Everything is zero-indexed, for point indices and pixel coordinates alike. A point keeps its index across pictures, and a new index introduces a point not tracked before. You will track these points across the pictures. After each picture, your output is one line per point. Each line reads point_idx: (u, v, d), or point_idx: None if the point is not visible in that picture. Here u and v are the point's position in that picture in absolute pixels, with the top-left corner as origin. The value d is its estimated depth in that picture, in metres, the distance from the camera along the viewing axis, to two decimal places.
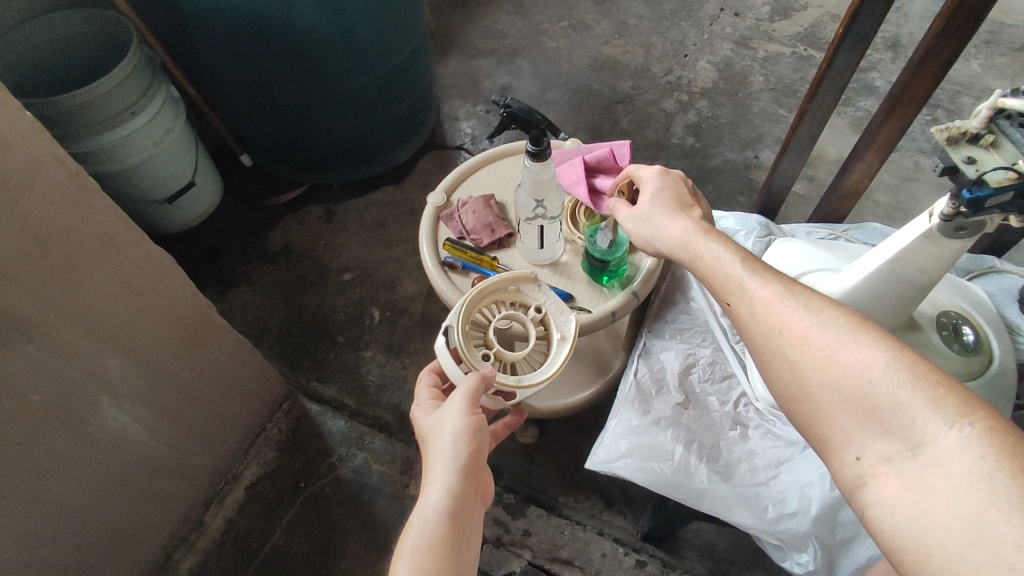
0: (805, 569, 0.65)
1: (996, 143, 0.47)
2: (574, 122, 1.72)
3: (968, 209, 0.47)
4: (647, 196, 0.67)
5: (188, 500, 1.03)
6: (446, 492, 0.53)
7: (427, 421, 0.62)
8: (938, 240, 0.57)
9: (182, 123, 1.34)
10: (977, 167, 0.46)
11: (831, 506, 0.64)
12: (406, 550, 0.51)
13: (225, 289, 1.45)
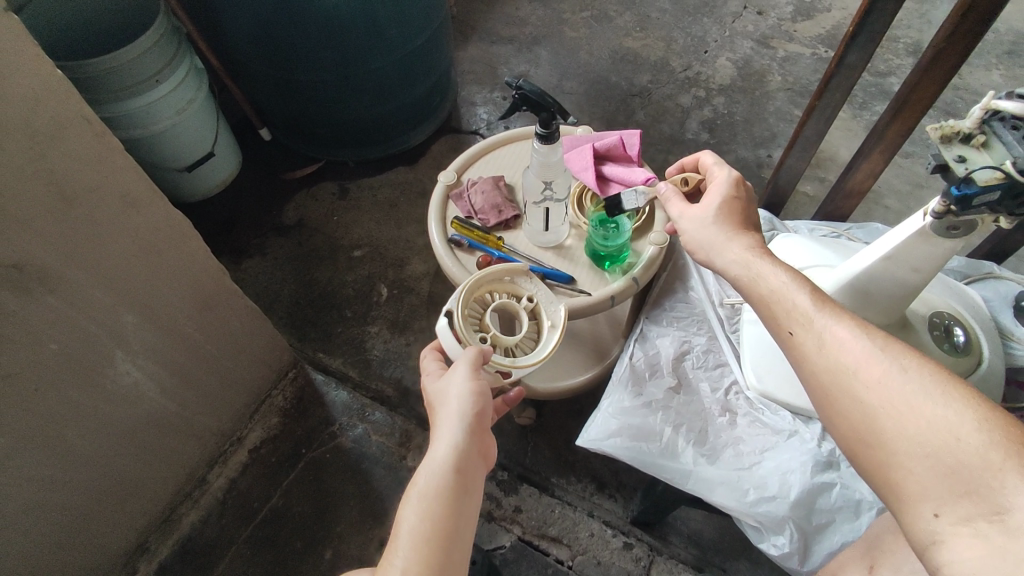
0: (780, 551, 0.66)
1: (987, 145, 0.48)
2: (589, 112, 1.73)
3: (956, 205, 0.49)
4: (717, 199, 0.68)
5: (194, 457, 1.07)
6: (453, 446, 0.56)
7: (435, 384, 0.64)
8: (931, 238, 0.58)
9: (205, 94, 1.37)
10: (966, 166, 0.47)
11: (809, 492, 0.66)
12: (414, 495, 0.54)
13: (239, 259, 1.48)
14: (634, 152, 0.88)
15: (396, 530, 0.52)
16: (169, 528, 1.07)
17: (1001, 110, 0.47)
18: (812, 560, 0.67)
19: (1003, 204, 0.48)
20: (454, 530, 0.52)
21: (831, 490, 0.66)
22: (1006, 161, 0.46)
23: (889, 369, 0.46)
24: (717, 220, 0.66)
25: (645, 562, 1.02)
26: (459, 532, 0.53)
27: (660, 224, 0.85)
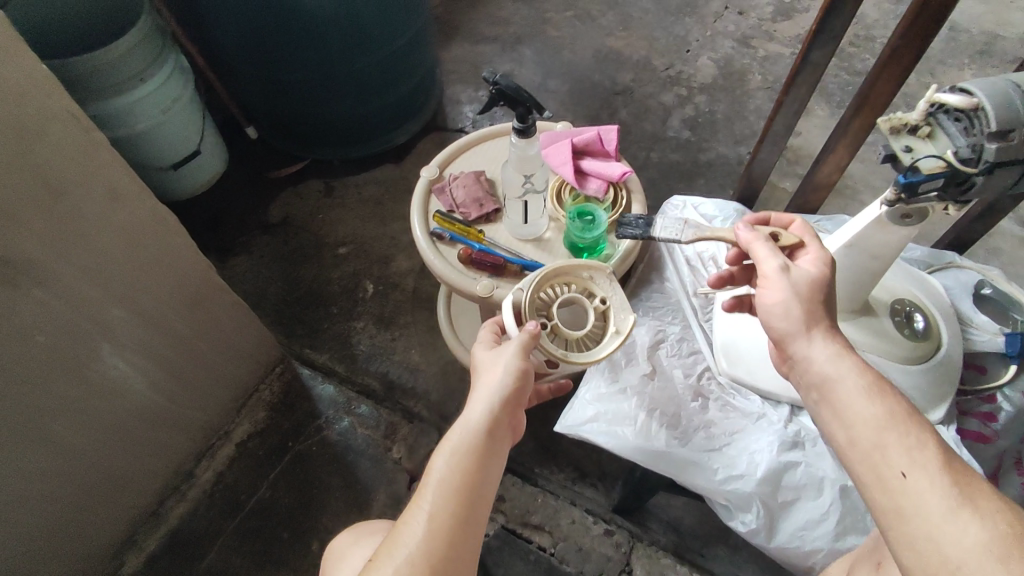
0: (748, 528, 0.69)
1: (932, 135, 0.51)
2: (573, 111, 1.76)
3: (902, 193, 0.52)
4: (818, 273, 0.60)
5: (182, 451, 1.08)
6: (486, 412, 0.58)
7: (480, 352, 0.65)
8: (886, 226, 0.62)
9: (191, 93, 1.38)
10: (912, 156, 0.50)
11: (775, 471, 0.69)
12: (444, 450, 0.57)
13: (226, 256, 1.49)
14: (611, 148, 0.91)
15: (426, 478, 0.56)
16: (156, 521, 1.08)
17: (945, 103, 0.50)
18: (778, 538, 0.69)
19: (946, 192, 0.51)
20: (478, 487, 0.56)
21: (796, 469, 0.69)
22: (947, 152, 0.49)
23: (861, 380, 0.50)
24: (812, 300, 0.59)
25: (625, 548, 1.05)
26: (481, 490, 0.56)
27: None
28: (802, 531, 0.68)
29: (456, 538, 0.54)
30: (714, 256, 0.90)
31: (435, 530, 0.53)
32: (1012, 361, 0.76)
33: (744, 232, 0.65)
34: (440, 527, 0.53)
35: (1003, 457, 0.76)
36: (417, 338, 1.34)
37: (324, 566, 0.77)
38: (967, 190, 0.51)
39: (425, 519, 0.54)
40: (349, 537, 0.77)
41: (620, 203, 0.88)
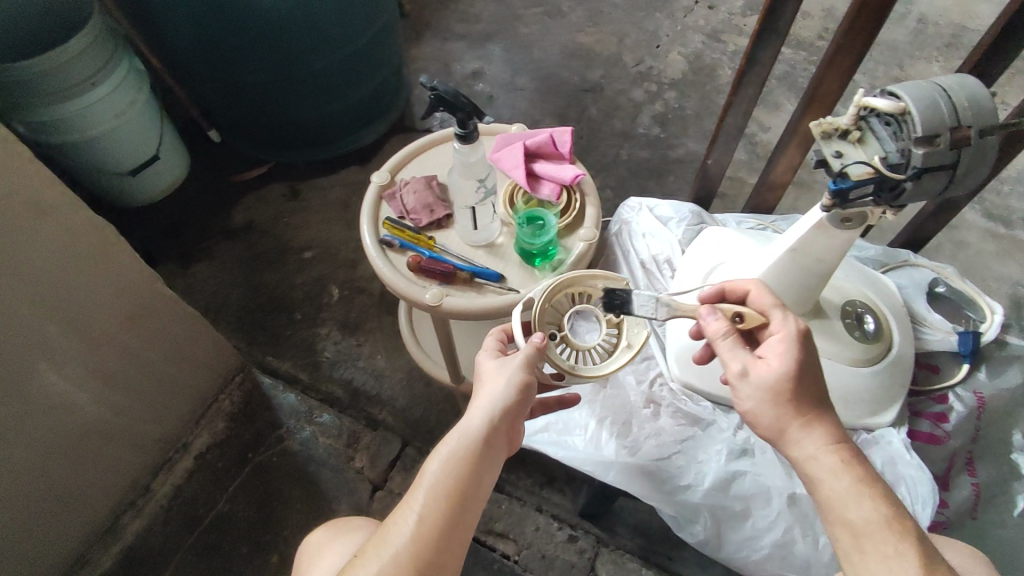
0: (695, 537, 0.72)
1: (862, 139, 0.55)
2: (542, 109, 1.74)
3: (833, 198, 0.56)
4: (791, 363, 0.53)
5: (136, 466, 1.06)
6: (487, 419, 0.59)
7: (487, 360, 0.65)
8: (827, 230, 0.63)
9: (148, 96, 1.34)
10: (841, 162, 0.54)
11: (720, 481, 0.70)
12: (442, 452, 0.58)
13: (186, 264, 1.46)
14: (565, 150, 0.90)
15: (422, 477, 0.57)
16: (110, 539, 1.05)
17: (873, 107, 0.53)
18: (726, 546, 0.71)
19: (877, 195, 0.55)
20: (469, 494, 0.56)
21: (744, 478, 0.70)
22: (874, 157, 0.53)
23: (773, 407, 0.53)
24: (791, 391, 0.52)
25: (590, 554, 1.04)
26: (474, 496, 0.57)
27: (589, 221, 0.86)
28: (747, 540, 0.70)
29: (444, 537, 0.55)
30: (669, 260, 0.94)
31: (424, 528, 0.54)
32: (964, 360, 0.82)
33: (706, 321, 0.57)
34: (429, 528, 0.55)
35: (954, 457, 0.81)
36: (383, 344, 1.32)
37: (297, 560, 0.74)
38: (899, 195, 0.54)
39: (416, 516, 0.55)
40: (325, 530, 0.75)
41: (572, 207, 0.87)
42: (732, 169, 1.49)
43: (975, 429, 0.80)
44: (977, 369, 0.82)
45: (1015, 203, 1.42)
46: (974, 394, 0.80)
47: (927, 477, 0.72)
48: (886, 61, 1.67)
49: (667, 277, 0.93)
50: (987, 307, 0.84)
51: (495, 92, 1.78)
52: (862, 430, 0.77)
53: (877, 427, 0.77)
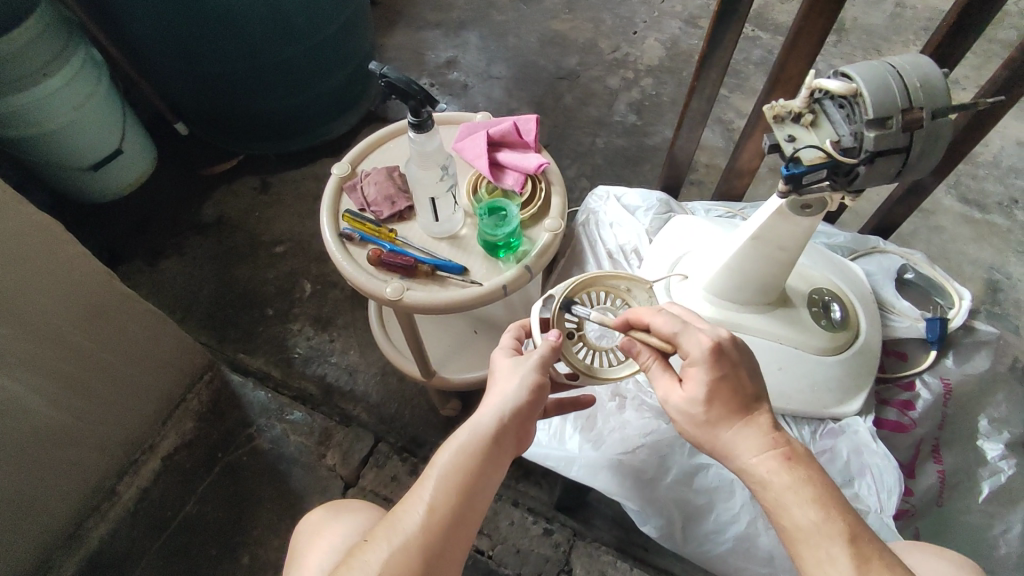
0: (657, 530, 0.75)
1: (815, 123, 0.55)
2: (518, 97, 1.71)
3: (788, 184, 0.55)
4: (702, 389, 0.55)
5: (99, 470, 1.03)
6: (502, 413, 0.60)
7: (501, 360, 0.66)
8: (789, 217, 0.64)
9: (106, 88, 1.30)
10: (794, 146, 0.54)
11: (681, 473, 0.74)
12: (456, 440, 0.58)
13: (154, 260, 1.43)
14: (531, 139, 0.89)
15: (434, 462, 0.57)
16: (75, 545, 1.02)
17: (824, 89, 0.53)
18: (690, 537, 0.74)
19: (831, 179, 0.55)
20: (477, 489, 0.56)
21: (706, 471, 0.74)
22: (825, 141, 0.54)
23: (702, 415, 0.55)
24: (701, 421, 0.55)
25: (565, 547, 1.02)
26: (484, 484, 0.57)
27: (554, 211, 0.85)
28: (711, 533, 0.74)
29: (453, 521, 0.54)
30: (636, 248, 0.95)
31: (434, 508, 0.54)
32: (932, 346, 0.82)
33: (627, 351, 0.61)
34: (439, 519, 0.53)
35: (921, 445, 0.81)
36: (356, 339, 1.29)
37: (292, 542, 0.70)
38: (853, 179, 0.55)
39: (427, 496, 0.54)
40: (321, 512, 0.71)
41: (537, 197, 0.85)
42: (708, 156, 1.47)
43: (941, 416, 0.80)
44: (944, 356, 0.82)
45: (990, 187, 1.42)
46: (940, 380, 0.81)
47: (892, 465, 0.73)
48: (862, 45, 1.65)
49: (634, 266, 0.93)
50: (954, 292, 0.84)
51: (470, 81, 1.75)
52: (829, 420, 0.78)
53: (843, 416, 0.77)
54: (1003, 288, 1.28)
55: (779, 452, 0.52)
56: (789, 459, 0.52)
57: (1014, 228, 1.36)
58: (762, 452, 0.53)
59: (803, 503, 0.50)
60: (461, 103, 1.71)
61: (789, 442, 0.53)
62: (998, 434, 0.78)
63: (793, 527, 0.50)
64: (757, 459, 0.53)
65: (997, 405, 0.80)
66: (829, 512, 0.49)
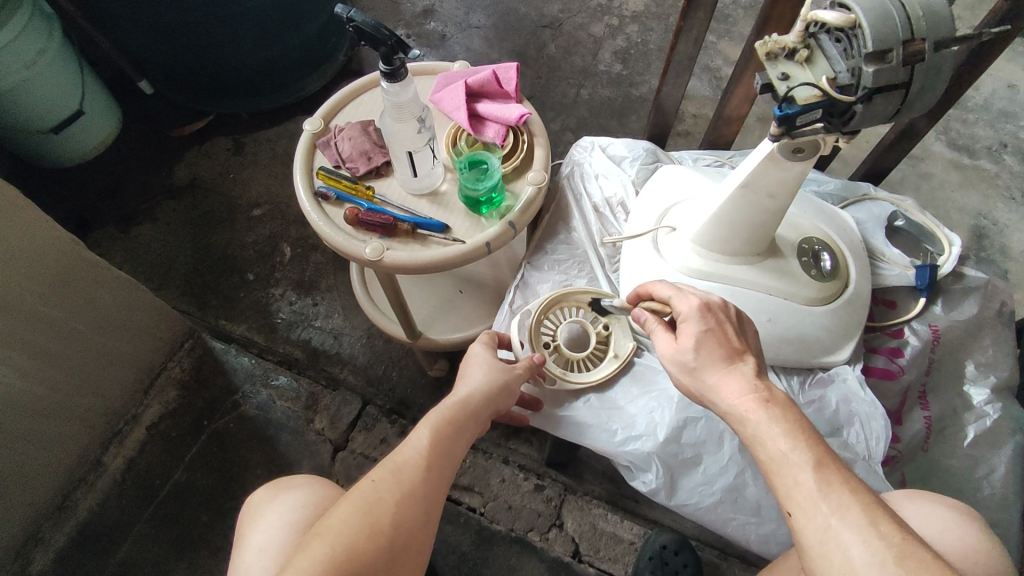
0: (648, 486, 0.74)
1: (810, 59, 0.53)
2: (498, 47, 1.64)
3: (780, 125, 0.54)
4: (691, 340, 0.58)
5: (81, 441, 1.02)
6: (482, 386, 0.68)
7: (476, 348, 0.74)
8: (780, 163, 0.63)
9: (59, 44, 1.22)
10: (788, 84, 0.52)
11: (674, 429, 0.74)
12: (443, 404, 0.65)
13: (127, 226, 1.38)
14: (511, 88, 0.85)
15: (426, 416, 0.63)
16: (64, 516, 1.02)
17: (821, 21, 0.50)
18: (677, 494, 0.75)
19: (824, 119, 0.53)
20: (455, 446, 0.62)
21: (694, 425, 0.74)
22: (821, 78, 0.51)
23: (696, 372, 0.57)
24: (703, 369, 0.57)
25: (556, 501, 1.03)
26: (469, 440, 0.64)
27: (538, 163, 0.82)
28: (699, 485, 0.74)
29: (448, 465, 0.60)
30: (622, 201, 0.93)
31: (433, 451, 0.59)
32: (922, 294, 0.81)
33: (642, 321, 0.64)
34: (422, 464, 0.58)
35: (908, 392, 0.81)
36: (340, 302, 1.27)
37: (238, 522, 0.72)
38: (849, 119, 0.53)
39: (426, 440, 0.60)
40: (264, 491, 0.73)
41: (520, 148, 0.82)
42: (696, 106, 1.43)
43: (928, 362, 0.81)
44: (932, 303, 0.82)
45: (981, 132, 1.40)
46: (929, 327, 0.81)
47: (880, 413, 0.74)
48: None
49: (620, 220, 0.92)
50: (944, 239, 0.83)
51: (448, 31, 1.67)
52: (818, 370, 0.78)
53: (832, 365, 0.77)
54: (990, 235, 1.27)
55: (758, 395, 0.53)
56: (766, 400, 0.52)
57: (1003, 172, 1.34)
58: (742, 395, 0.53)
59: (777, 435, 0.50)
60: (439, 54, 1.64)
61: (768, 387, 0.53)
62: (985, 379, 0.79)
63: (767, 457, 0.50)
64: (736, 400, 0.53)
65: (984, 350, 0.80)
66: (798, 442, 0.49)
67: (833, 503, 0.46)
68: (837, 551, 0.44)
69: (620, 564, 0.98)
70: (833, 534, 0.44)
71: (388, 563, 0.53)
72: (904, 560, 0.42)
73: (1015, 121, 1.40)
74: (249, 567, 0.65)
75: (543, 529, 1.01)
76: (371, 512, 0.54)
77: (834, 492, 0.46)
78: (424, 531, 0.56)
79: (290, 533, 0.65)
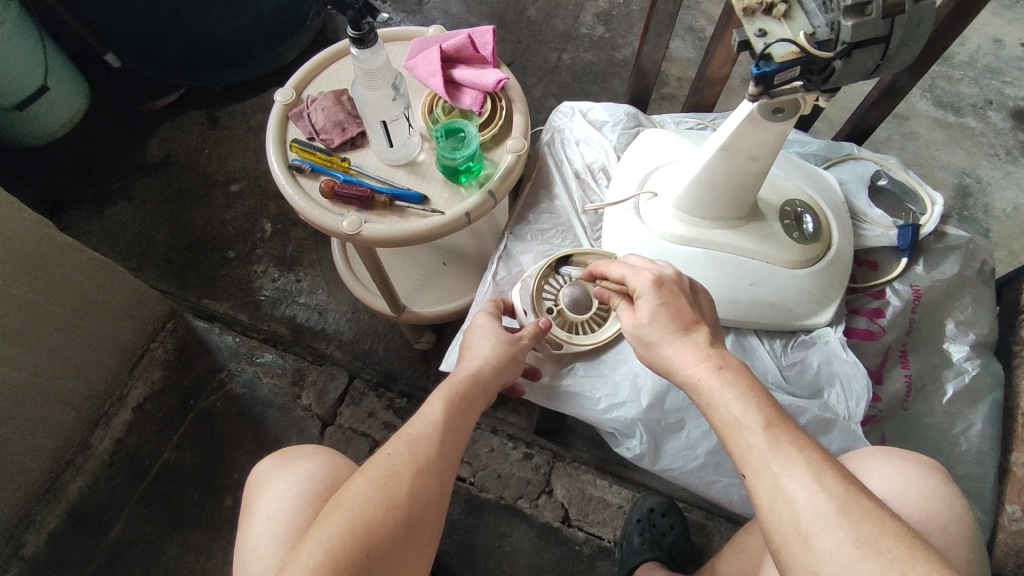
0: (632, 452, 0.75)
1: (788, 13, 0.51)
2: (477, 11, 1.59)
3: (758, 85, 0.53)
4: (646, 315, 0.58)
5: (67, 424, 1.01)
6: (491, 358, 0.68)
7: (480, 318, 0.74)
8: (760, 124, 0.62)
9: (17, 15, 1.16)
10: (766, 41, 0.50)
11: (656, 395, 0.74)
12: (454, 377, 0.65)
13: (101, 206, 1.34)
14: (487, 53, 0.83)
15: (438, 388, 0.64)
16: (53, 499, 1.02)
17: None
18: (661, 460, 0.75)
19: (802, 78, 0.52)
20: (463, 420, 0.62)
21: (677, 391, 0.74)
22: (798, 35, 0.50)
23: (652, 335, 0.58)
24: (659, 340, 0.57)
25: (545, 469, 1.04)
26: (478, 413, 0.65)
27: (516, 131, 0.80)
28: (683, 450, 0.75)
29: (459, 438, 0.61)
30: (604, 167, 0.92)
31: (446, 424, 0.60)
32: (904, 254, 0.82)
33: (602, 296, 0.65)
34: (434, 437, 0.59)
35: (889, 351, 0.82)
36: (323, 277, 1.25)
37: (245, 492, 0.72)
38: (828, 76, 0.52)
39: (439, 413, 0.61)
40: (270, 461, 0.72)
41: (500, 114, 0.81)
42: (679, 68, 1.40)
43: (909, 322, 0.81)
44: (914, 263, 0.82)
45: (966, 89, 1.38)
46: (910, 287, 0.81)
47: (861, 374, 0.74)
48: None
49: (602, 186, 0.91)
50: (927, 199, 0.83)
51: None
52: (801, 333, 0.78)
53: (814, 328, 0.77)
54: (973, 193, 1.27)
55: (711, 362, 0.54)
56: (718, 366, 0.53)
57: (988, 130, 1.34)
58: (696, 362, 0.54)
59: (729, 399, 0.50)
60: (416, 20, 1.58)
61: (722, 354, 0.54)
62: (964, 337, 0.81)
63: (722, 421, 0.50)
64: (691, 370, 0.54)
65: (964, 308, 0.82)
66: (750, 404, 0.50)
67: (782, 460, 0.46)
68: (784, 505, 0.44)
69: (608, 528, 1.00)
70: (781, 491, 0.45)
71: (404, 536, 0.53)
72: (847, 510, 0.42)
73: (1001, 78, 1.39)
74: (257, 538, 0.65)
75: (532, 496, 1.02)
76: (387, 485, 0.54)
77: (783, 450, 0.46)
78: (438, 505, 0.57)
79: (298, 505, 0.65)
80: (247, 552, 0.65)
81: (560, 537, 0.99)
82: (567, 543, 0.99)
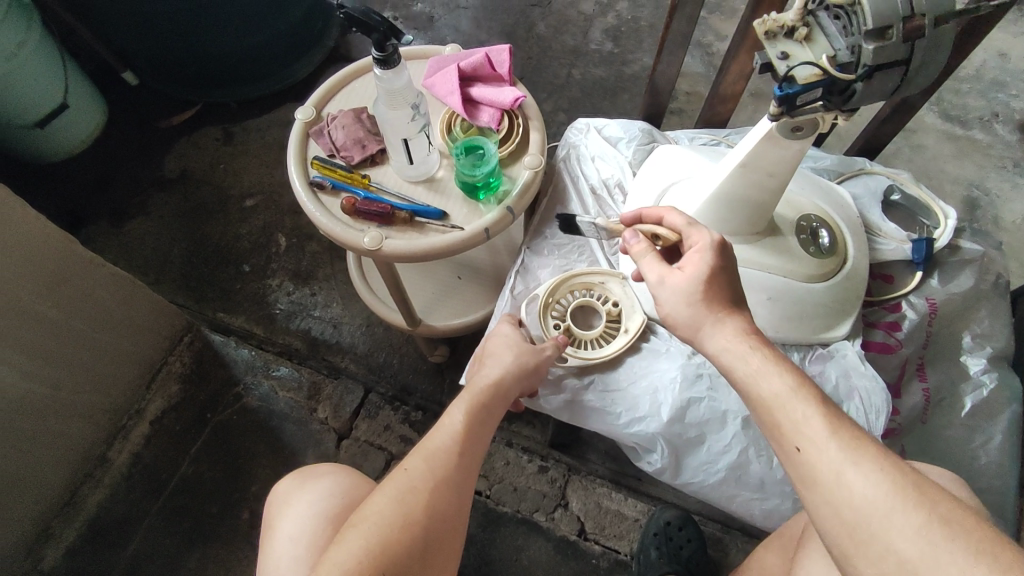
0: (654, 466, 0.76)
1: (809, 37, 0.53)
2: (487, 28, 1.62)
3: (780, 105, 0.54)
4: (701, 269, 0.57)
5: (86, 436, 1.00)
6: (511, 367, 0.69)
7: (505, 328, 0.75)
8: (778, 141, 0.63)
9: (39, 33, 1.18)
10: (788, 64, 0.52)
11: (676, 410, 0.75)
12: (473, 387, 0.66)
13: (119, 222, 1.36)
14: (504, 71, 0.85)
15: (458, 398, 0.65)
16: (71, 512, 1.00)
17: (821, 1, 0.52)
18: (683, 473, 0.77)
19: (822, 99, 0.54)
20: (481, 431, 0.63)
21: (697, 406, 0.75)
22: (821, 58, 0.52)
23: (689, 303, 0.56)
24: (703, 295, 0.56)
25: (560, 481, 1.04)
26: (498, 423, 0.66)
27: (534, 147, 0.81)
28: (704, 464, 0.76)
29: (479, 447, 0.62)
30: (619, 182, 0.93)
31: (466, 435, 0.61)
32: (917, 268, 0.82)
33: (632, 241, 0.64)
34: (453, 449, 0.59)
35: (907, 364, 0.82)
36: (338, 290, 1.27)
37: (266, 511, 0.72)
38: (849, 97, 0.53)
39: (459, 422, 0.62)
40: (289, 480, 0.73)
41: (517, 131, 0.82)
42: (689, 83, 1.42)
43: (926, 335, 0.82)
44: (929, 276, 0.83)
45: (973, 102, 1.40)
46: (926, 301, 0.82)
47: (880, 387, 0.75)
48: None
49: (617, 202, 0.92)
50: (940, 212, 0.84)
51: (436, 13, 1.65)
52: (818, 346, 0.79)
53: (831, 341, 0.79)
54: (982, 206, 1.28)
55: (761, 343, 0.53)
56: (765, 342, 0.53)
57: (996, 142, 1.35)
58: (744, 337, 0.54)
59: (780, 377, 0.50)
60: (427, 37, 1.61)
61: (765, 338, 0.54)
62: (981, 350, 0.81)
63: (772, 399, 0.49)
64: (735, 340, 0.53)
65: (980, 321, 0.82)
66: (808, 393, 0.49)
67: (843, 440, 0.45)
68: (850, 489, 0.43)
69: (624, 541, 1.00)
70: (847, 472, 0.44)
71: (422, 552, 0.53)
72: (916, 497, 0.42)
73: (1007, 91, 1.40)
74: (278, 556, 0.66)
75: (548, 509, 1.02)
76: (405, 501, 0.55)
77: (842, 432, 0.46)
78: (457, 518, 0.57)
79: (317, 523, 0.66)
80: (270, 570, 0.66)
81: (576, 550, 0.99)
82: (584, 557, 0.99)
